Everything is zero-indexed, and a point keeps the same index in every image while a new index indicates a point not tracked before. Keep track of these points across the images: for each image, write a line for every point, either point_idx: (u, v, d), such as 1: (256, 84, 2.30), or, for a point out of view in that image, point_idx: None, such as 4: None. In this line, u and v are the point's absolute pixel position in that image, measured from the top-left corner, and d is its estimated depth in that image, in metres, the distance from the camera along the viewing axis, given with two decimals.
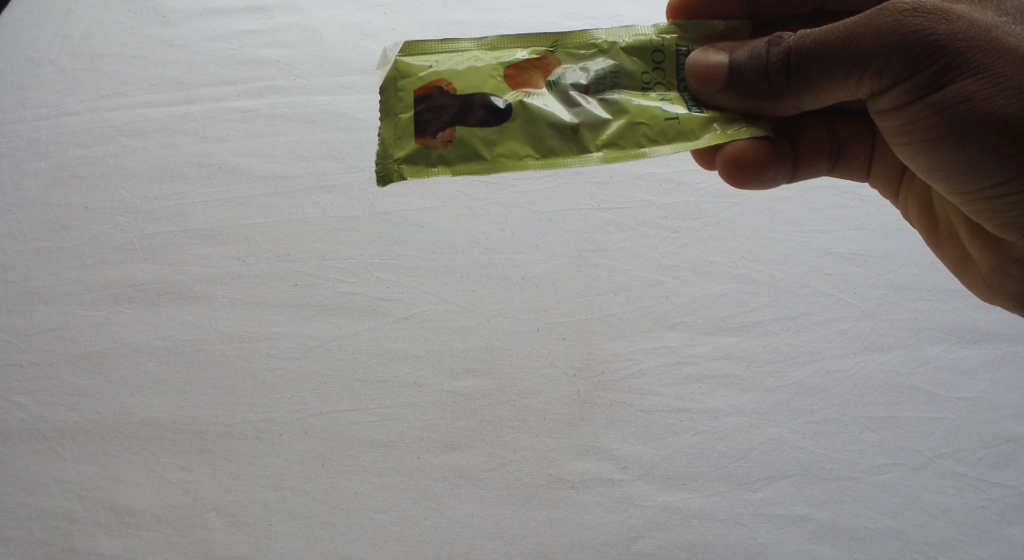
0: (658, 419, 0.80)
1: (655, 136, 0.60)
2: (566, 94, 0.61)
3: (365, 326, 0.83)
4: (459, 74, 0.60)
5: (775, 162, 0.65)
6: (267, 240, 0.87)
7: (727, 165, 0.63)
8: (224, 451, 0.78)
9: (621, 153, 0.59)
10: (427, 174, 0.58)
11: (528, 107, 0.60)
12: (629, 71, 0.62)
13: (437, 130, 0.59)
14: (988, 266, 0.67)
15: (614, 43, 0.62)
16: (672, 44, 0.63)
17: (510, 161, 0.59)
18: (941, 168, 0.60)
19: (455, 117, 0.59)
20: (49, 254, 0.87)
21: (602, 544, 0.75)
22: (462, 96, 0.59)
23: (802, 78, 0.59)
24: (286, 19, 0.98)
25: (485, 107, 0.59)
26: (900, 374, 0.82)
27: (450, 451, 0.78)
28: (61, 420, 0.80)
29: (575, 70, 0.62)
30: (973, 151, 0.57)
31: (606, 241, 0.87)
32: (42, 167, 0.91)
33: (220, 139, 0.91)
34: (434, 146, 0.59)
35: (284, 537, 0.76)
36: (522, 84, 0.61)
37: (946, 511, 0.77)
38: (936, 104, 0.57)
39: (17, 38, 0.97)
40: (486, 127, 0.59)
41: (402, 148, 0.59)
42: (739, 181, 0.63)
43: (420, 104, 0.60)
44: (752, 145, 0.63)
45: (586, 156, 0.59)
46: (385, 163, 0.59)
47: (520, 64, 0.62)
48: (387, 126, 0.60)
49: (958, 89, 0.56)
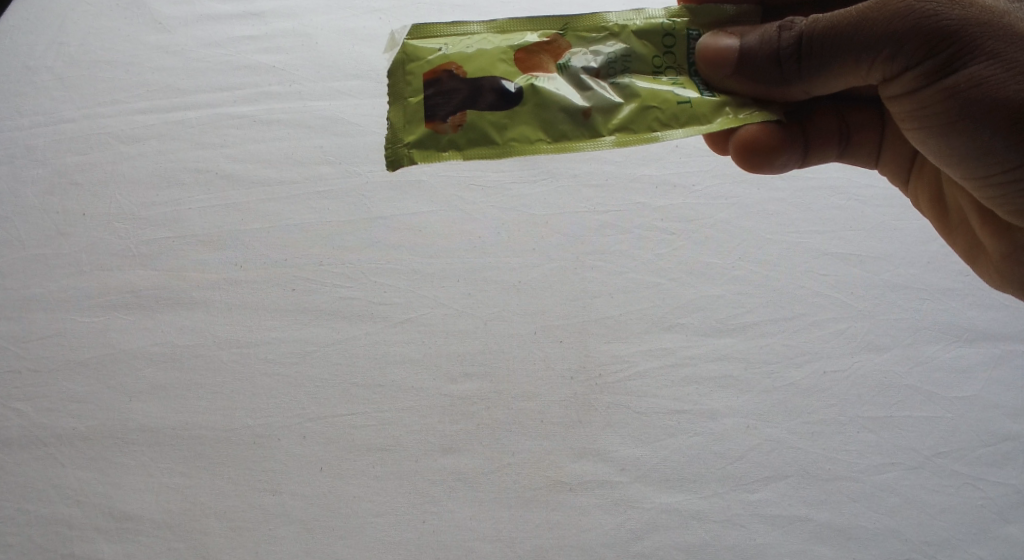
0: (654, 421, 0.80)
1: (667, 120, 0.60)
2: (577, 79, 0.61)
3: (362, 330, 0.83)
4: (467, 58, 0.60)
5: (787, 147, 0.65)
6: (264, 246, 0.87)
7: (739, 149, 0.64)
8: (223, 456, 0.79)
9: (633, 137, 0.60)
10: (437, 159, 0.59)
11: (540, 91, 0.60)
12: (639, 55, 0.62)
13: (448, 115, 0.59)
14: (999, 253, 0.67)
15: (625, 26, 0.63)
16: (683, 28, 0.63)
17: (522, 145, 0.59)
18: (953, 154, 0.61)
19: (465, 101, 0.59)
20: (48, 261, 0.87)
21: (600, 546, 0.76)
22: (472, 80, 0.60)
23: (813, 63, 0.59)
24: (281, 25, 0.98)
25: (495, 91, 0.60)
26: (897, 374, 0.82)
27: (449, 454, 0.78)
28: (60, 427, 0.80)
29: (584, 54, 0.62)
30: (985, 136, 0.57)
31: (604, 242, 0.87)
32: (40, 174, 0.91)
33: (215, 146, 0.92)
34: (444, 131, 0.59)
35: (284, 542, 0.76)
36: (531, 68, 0.61)
37: (944, 510, 0.78)
38: (948, 89, 0.57)
39: (15, 45, 0.98)
40: (497, 111, 0.59)
41: (411, 133, 0.59)
42: (748, 165, 0.64)
43: (429, 88, 0.60)
44: (764, 129, 0.63)
45: (599, 140, 0.60)
46: (395, 148, 0.59)
47: (531, 48, 0.62)
48: (397, 110, 0.60)
49: (970, 74, 0.56)
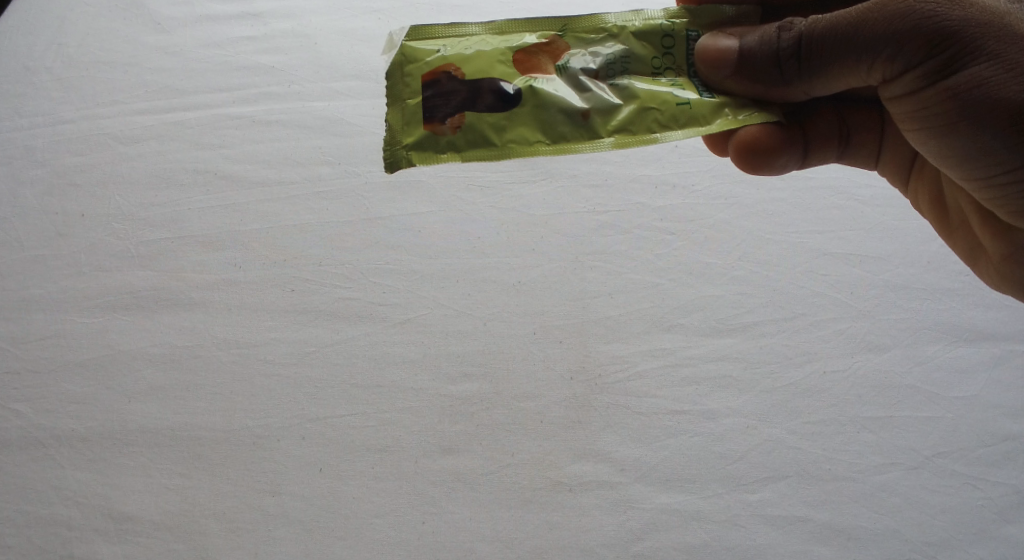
0: (654, 422, 0.80)
1: (666, 121, 0.60)
2: (576, 80, 0.61)
3: (361, 331, 0.83)
4: (466, 59, 0.60)
5: (787, 148, 0.65)
6: (264, 246, 0.87)
7: (739, 151, 0.64)
8: (222, 457, 0.78)
9: (633, 138, 0.60)
10: (435, 161, 0.59)
11: (539, 93, 0.60)
12: (638, 56, 0.62)
13: (446, 117, 0.59)
14: (999, 254, 0.67)
15: (624, 28, 0.63)
16: (682, 29, 0.63)
17: (521, 147, 0.59)
18: (953, 155, 0.60)
19: (464, 103, 0.59)
20: (47, 262, 0.87)
21: (600, 547, 0.75)
22: (471, 82, 0.60)
23: (813, 64, 0.59)
24: (280, 26, 0.98)
25: (494, 93, 0.59)
26: (897, 374, 0.82)
27: (449, 455, 0.78)
28: (59, 428, 0.80)
29: (583, 55, 0.62)
30: (985, 137, 0.57)
31: (603, 243, 0.87)
32: (39, 175, 0.91)
33: (215, 146, 0.92)
34: (443, 133, 0.59)
35: (283, 543, 0.76)
36: (529, 69, 0.61)
37: (944, 510, 0.78)
38: (949, 90, 0.57)
39: (14, 45, 0.98)
40: (495, 113, 0.59)
41: (409, 135, 0.59)
42: (748, 166, 0.64)
43: (427, 90, 0.60)
44: (764, 130, 0.63)
45: (598, 141, 0.60)
46: (394, 150, 0.59)
47: (529, 49, 0.62)
48: (394, 112, 0.60)
49: (971, 74, 0.56)
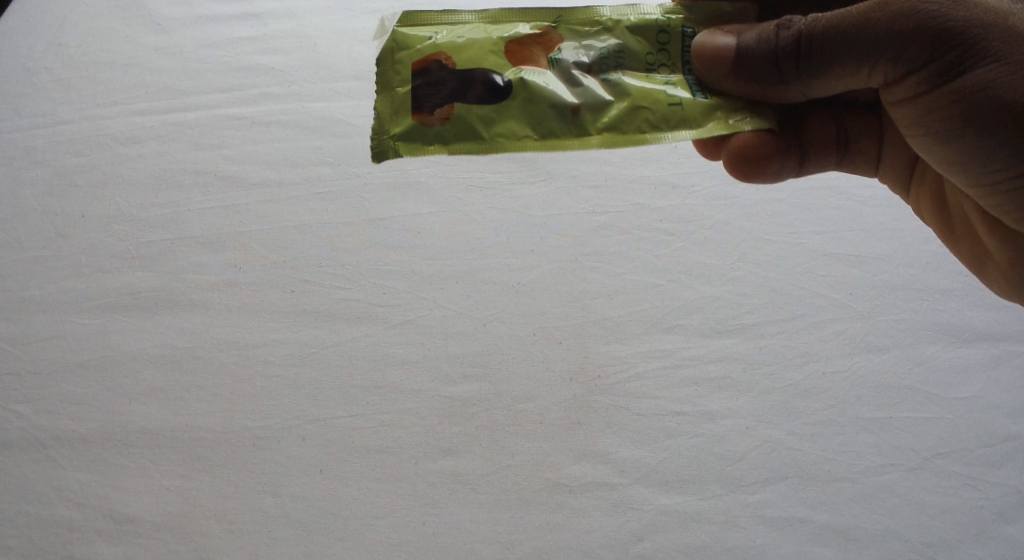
0: (654, 423, 0.80)
1: (656, 120, 0.60)
2: (568, 74, 0.61)
3: (362, 333, 0.83)
4: (458, 48, 0.60)
5: (782, 154, 0.65)
6: (264, 247, 0.87)
7: (731, 159, 0.63)
8: (224, 458, 0.78)
9: (621, 136, 0.60)
10: (422, 151, 0.59)
11: (530, 87, 0.60)
12: (632, 52, 0.62)
13: (434, 107, 0.59)
14: (1004, 258, 0.67)
15: (619, 22, 0.62)
16: (677, 25, 0.63)
17: (508, 142, 0.59)
18: (957, 156, 0.60)
19: (453, 93, 0.59)
20: (48, 263, 0.87)
21: (600, 548, 0.75)
22: (461, 72, 0.60)
23: (814, 63, 0.59)
24: (279, 26, 0.98)
25: (484, 84, 0.59)
26: (896, 375, 0.82)
27: (449, 457, 0.78)
28: (60, 429, 0.80)
29: (577, 49, 0.62)
30: (989, 138, 0.57)
31: (602, 244, 0.87)
32: (39, 176, 0.92)
33: (215, 147, 0.92)
34: (431, 123, 0.59)
35: (285, 544, 0.76)
36: (522, 61, 0.61)
37: (943, 511, 0.78)
38: (953, 90, 0.57)
39: (14, 44, 0.98)
40: (484, 105, 0.59)
41: (398, 124, 0.59)
42: (739, 173, 0.64)
43: (416, 78, 0.60)
44: (757, 138, 0.62)
45: (586, 138, 0.60)
46: (381, 137, 0.59)
47: (523, 40, 0.61)
48: (383, 100, 0.60)
49: (975, 75, 0.56)
